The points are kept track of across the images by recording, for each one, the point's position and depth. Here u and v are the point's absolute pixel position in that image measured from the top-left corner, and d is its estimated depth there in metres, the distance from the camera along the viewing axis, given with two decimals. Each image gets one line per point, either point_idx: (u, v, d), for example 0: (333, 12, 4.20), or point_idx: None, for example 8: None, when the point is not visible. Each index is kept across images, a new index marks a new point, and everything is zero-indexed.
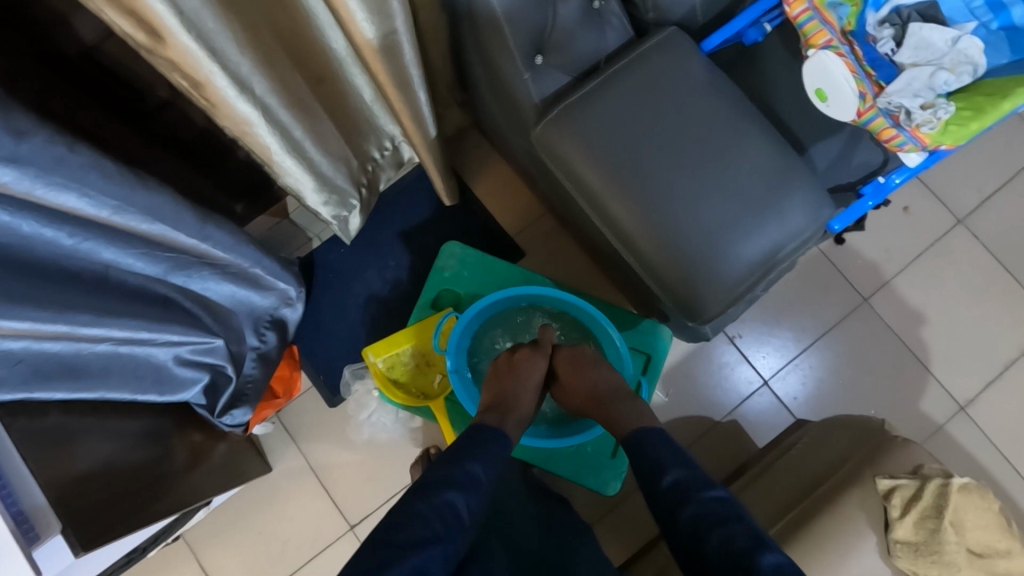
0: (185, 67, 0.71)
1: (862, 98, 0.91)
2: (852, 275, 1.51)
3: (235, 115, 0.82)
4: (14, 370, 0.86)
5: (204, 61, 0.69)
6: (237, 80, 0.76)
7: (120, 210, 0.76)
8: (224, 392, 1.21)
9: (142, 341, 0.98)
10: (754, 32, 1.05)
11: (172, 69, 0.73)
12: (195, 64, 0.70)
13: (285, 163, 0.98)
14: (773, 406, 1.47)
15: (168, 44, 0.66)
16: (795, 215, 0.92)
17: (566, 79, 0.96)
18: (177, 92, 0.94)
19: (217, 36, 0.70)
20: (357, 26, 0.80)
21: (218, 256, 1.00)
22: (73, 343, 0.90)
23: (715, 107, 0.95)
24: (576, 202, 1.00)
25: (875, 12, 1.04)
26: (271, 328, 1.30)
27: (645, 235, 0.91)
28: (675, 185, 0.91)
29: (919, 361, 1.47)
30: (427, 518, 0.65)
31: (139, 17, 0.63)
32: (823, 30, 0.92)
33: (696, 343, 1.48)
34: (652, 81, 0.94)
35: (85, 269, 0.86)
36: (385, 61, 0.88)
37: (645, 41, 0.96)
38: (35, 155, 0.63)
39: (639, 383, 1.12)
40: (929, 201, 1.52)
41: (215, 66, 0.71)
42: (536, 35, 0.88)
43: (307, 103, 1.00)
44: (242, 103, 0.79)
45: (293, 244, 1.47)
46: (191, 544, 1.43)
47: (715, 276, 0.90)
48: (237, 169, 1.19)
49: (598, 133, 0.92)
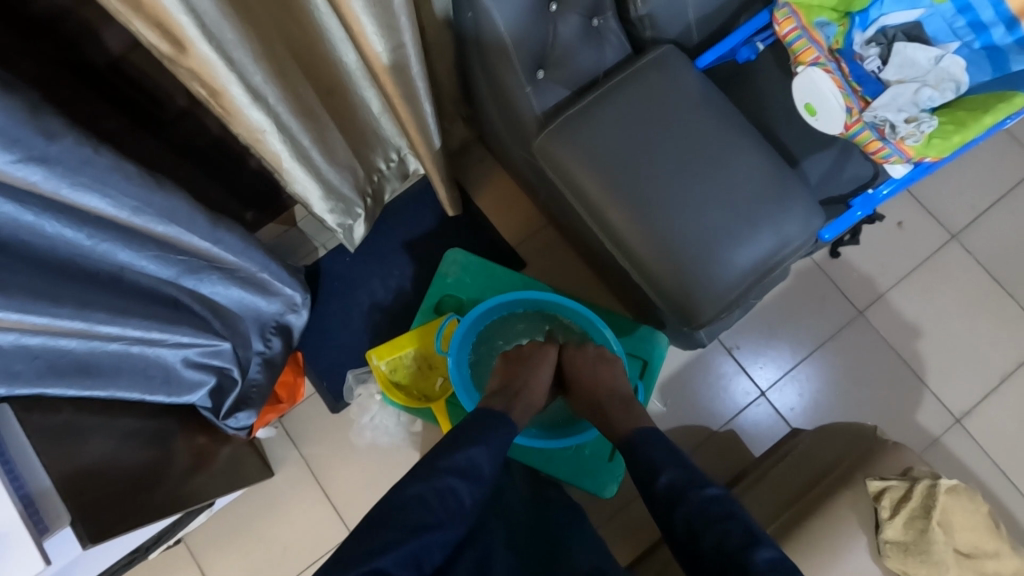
0: (203, 75, 0.75)
1: (849, 112, 0.96)
2: (847, 288, 1.54)
3: (249, 123, 0.86)
4: (30, 365, 0.88)
5: (221, 70, 0.74)
6: (252, 89, 0.80)
7: (139, 213, 0.80)
8: (229, 395, 1.23)
9: (153, 342, 1.01)
10: (747, 50, 1.11)
11: (191, 78, 0.77)
12: (213, 72, 0.74)
13: (295, 171, 1.01)
14: (770, 417, 1.48)
15: (190, 54, 0.71)
16: (787, 224, 0.95)
17: (566, 93, 1.01)
18: (193, 103, 0.99)
19: (234, 47, 0.74)
20: (367, 39, 0.84)
21: (228, 260, 1.04)
22: (88, 341, 0.92)
23: (709, 121, 0.99)
24: (575, 210, 1.03)
25: (862, 31, 1.08)
26: (276, 334, 1.32)
27: (640, 241, 0.94)
28: (670, 194, 0.95)
29: (914, 373, 1.49)
30: (424, 504, 0.70)
31: (164, 28, 0.68)
32: (812, 48, 0.98)
33: (694, 353, 1.50)
34: (647, 95, 0.98)
35: (101, 269, 0.90)
36: (392, 74, 0.92)
37: (640, 58, 1.01)
38: (65, 157, 0.67)
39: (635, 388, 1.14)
40: (922, 216, 1.56)
41: (232, 75, 0.75)
42: (538, 51, 0.93)
43: (317, 114, 1.04)
44: (256, 111, 0.84)
45: (301, 252, 1.51)
46: (191, 548, 1.44)
47: (708, 282, 0.93)
48: (248, 178, 1.23)
49: (596, 144, 0.96)
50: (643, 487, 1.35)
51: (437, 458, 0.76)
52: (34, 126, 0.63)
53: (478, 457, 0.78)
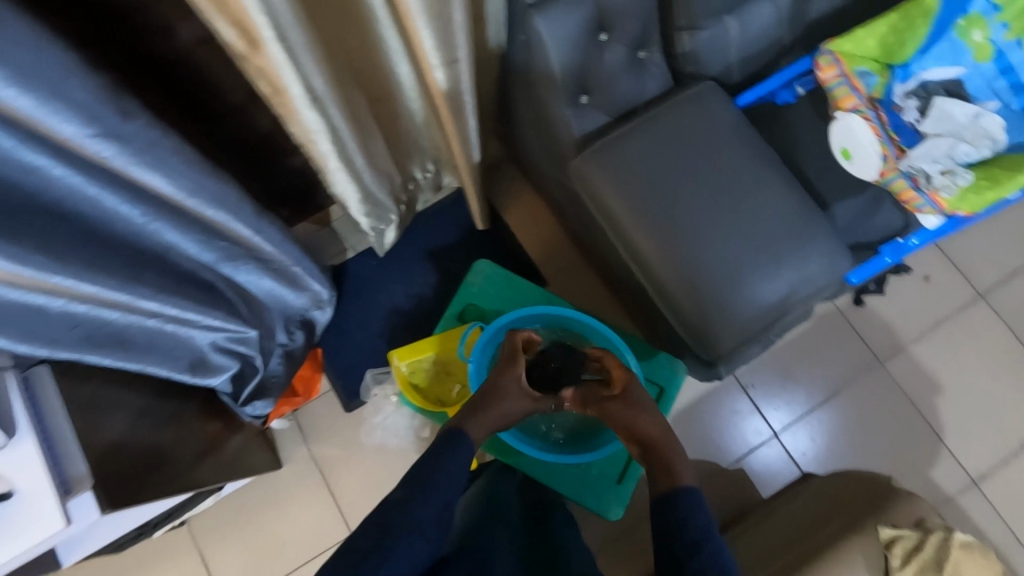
0: (269, 73, 0.79)
1: (885, 160, 0.99)
2: (868, 336, 1.53)
3: (303, 121, 0.90)
4: (69, 333, 0.89)
5: (288, 69, 0.78)
6: (312, 89, 0.84)
7: (191, 198, 0.84)
8: (249, 383, 1.28)
9: (186, 322, 1.04)
10: (787, 93, 1.14)
11: (258, 74, 0.81)
12: (279, 72, 0.78)
13: (339, 170, 1.05)
14: (780, 458, 1.47)
15: (262, 52, 0.75)
16: (812, 264, 0.97)
17: (607, 119, 1.03)
18: (250, 99, 1.03)
19: (304, 49, 0.78)
20: (425, 52, 0.88)
21: (265, 251, 1.08)
22: (128, 314, 0.95)
23: (742, 157, 1.01)
24: (603, 231, 1.06)
25: (903, 83, 1.10)
26: (299, 327, 1.37)
27: (665, 268, 0.96)
28: (698, 225, 0.97)
29: (931, 428, 1.47)
30: (437, 503, 0.71)
31: (241, 27, 0.72)
32: (852, 95, 1.01)
33: (708, 387, 1.50)
34: (683, 127, 1.01)
35: (148, 248, 0.93)
36: (443, 87, 0.96)
37: (681, 90, 1.04)
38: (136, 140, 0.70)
39: None
40: (948, 270, 1.55)
41: (297, 74, 0.79)
42: (581, 76, 0.96)
43: (365, 120, 1.08)
44: (311, 111, 0.88)
45: (330, 252, 1.55)
46: (193, 533, 1.45)
47: (729, 314, 0.94)
48: (290, 175, 1.27)
49: (630, 170, 0.99)
50: (645, 515, 1.34)
51: (450, 454, 0.77)
52: (113, 106, 0.67)
53: (462, 464, 0.78)
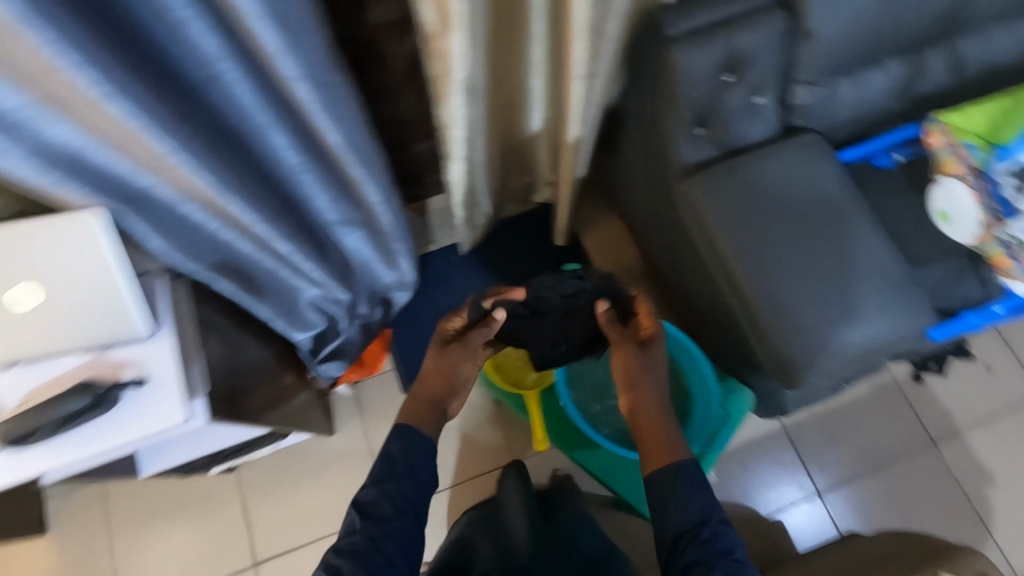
0: (443, 58, 0.90)
1: (982, 226, 1.07)
2: (924, 415, 1.53)
3: (452, 108, 1.01)
4: (210, 255, 0.98)
5: (460, 57, 0.88)
6: (471, 80, 0.94)
7: (348, 156, 0.94)
8: (328, 344, 1.37)
9: (298, 271, 1.12)
10: (885, 157, 1.21)
11: (431, 58, 0.92)
12: (454, 59, 0.88)
13: (460, 159, 1.16)
14: (820, 519, 1.47)
15: (446, 37, 0.86)
16: (897, 317, 1.01)
17: (715, 153, 1.11)
18: (397, 87, 1.15)
19: (477, 41, 0.89)
20: (573, 65, 0.98)
21: (380, 221, 1.17)
22: (259, 251, 1.02)
23: (841, 207, 1.07)
24: (695, 255, 1.12)
25: (1003, 162, 1.07)
26: (380, 304, 1.43)
27: (755, 296, 1.02)
28: (791, 261, 1.03)
29: (979, 519, 1.46)
30: None
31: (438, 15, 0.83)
32: (957, 162, 1.10)
33: (757, 435, 1.51)
34: (788, 171, 1.08)
35: (290, 195, 1.02)
36: (576, 100, 1.06)
37: (789, 138, 1.11)
38: (333, 89, 0.81)
39: (716, 430, 1.22)
40: (1012, 364, 1.56)
41: (467, 62, 0.90)
42: (701, 108, 1.05)
43: (492, 120, 1.18)
44: (463, 99, 0.98)
45: (417, 242, 1.65)
46: (241, 483, 1.51)
47: (813, 348, 0.99)
48: (405, 162, 1.38)
49: (733, 202, 1.06)
50: None
51: None
52: (324, 60, 0.77)
53: (423, 480, 0.89)
